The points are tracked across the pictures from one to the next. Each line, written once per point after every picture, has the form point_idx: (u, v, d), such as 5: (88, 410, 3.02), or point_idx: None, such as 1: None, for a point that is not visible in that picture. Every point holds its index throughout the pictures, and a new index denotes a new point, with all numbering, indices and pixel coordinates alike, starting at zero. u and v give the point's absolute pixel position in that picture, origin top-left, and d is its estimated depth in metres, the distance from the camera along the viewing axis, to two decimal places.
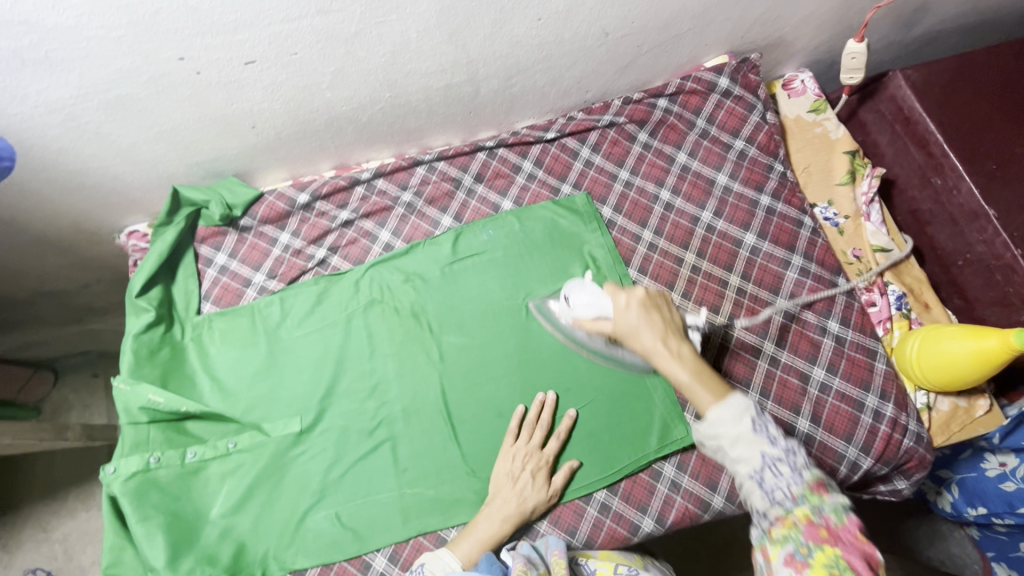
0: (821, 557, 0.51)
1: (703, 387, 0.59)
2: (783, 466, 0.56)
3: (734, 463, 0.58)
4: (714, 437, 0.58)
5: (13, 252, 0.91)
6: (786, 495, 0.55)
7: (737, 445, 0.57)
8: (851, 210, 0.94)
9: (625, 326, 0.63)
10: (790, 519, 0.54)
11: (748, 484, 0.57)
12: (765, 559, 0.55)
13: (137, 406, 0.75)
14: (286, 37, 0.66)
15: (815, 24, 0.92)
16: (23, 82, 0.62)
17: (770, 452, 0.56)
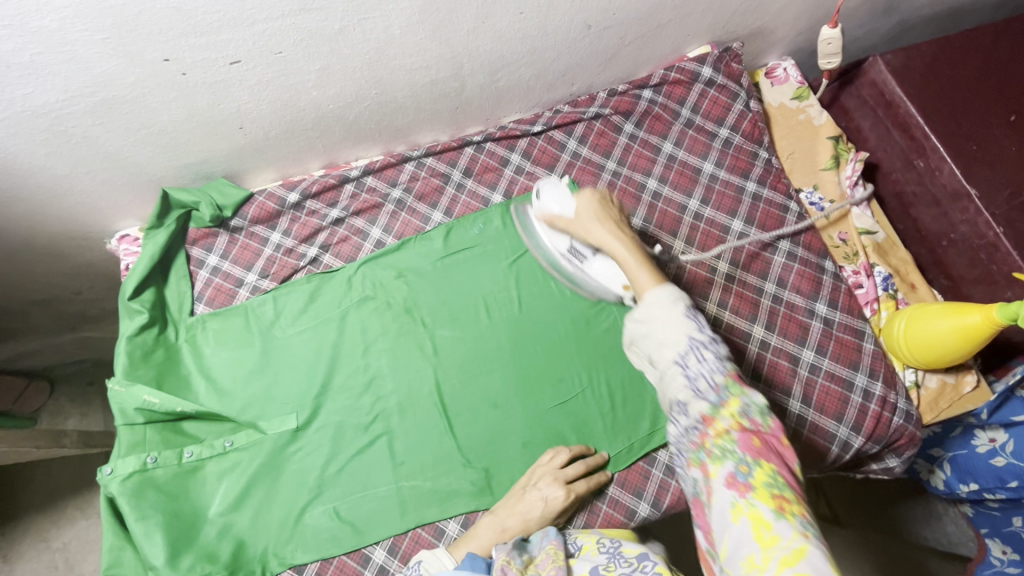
0: (759, 474, 0.49)
1: (642, 266, 0.60)
2: (708, 354, 0.54)
3: (659, 349, 0.56)
4: (646, 324, 0.57)
5: (4, 260, 0.92)
6: (711, 386, 0.53)
7: (662, 348, 0.55)
8: (836, 194, 0.95)
9: (580, 222, 0.68)
10: (722, 431, 0.52)
11: (676, 364, 0.54)
12: (703, 476, 0.52)
13: (133, 407, 0.75)
14: (271, 36, 0.66)
15: (795, 12, 0.93)
16: (8, 86, 0.62)
17: (698, 337, 0.54)
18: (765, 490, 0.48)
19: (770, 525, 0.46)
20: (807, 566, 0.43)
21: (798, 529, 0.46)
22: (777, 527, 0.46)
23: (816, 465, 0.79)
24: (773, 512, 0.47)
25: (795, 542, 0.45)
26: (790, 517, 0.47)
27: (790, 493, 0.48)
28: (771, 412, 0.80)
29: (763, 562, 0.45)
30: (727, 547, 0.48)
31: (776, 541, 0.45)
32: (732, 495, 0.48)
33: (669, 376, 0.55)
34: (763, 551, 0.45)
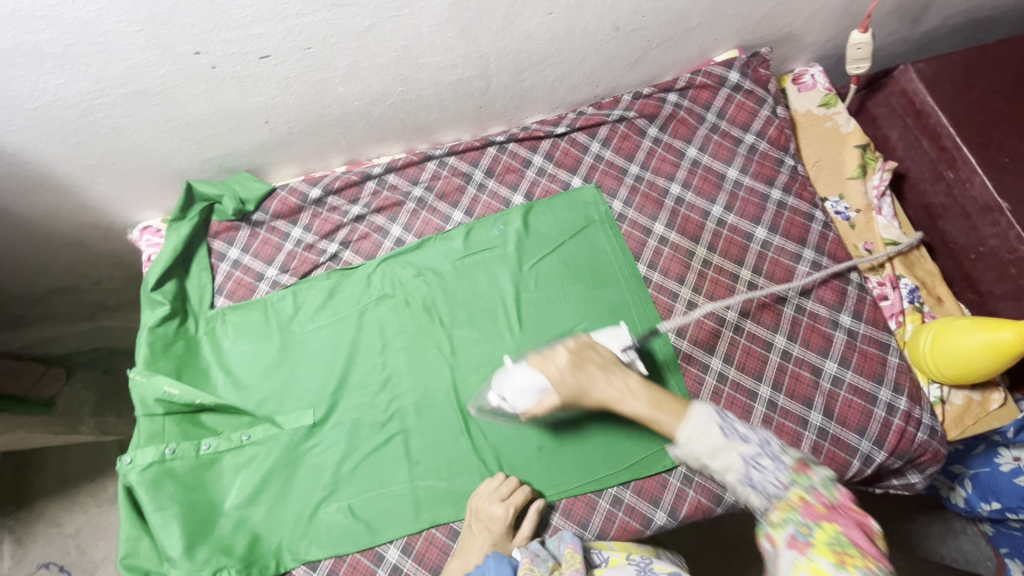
0: (821, 533, 0.51)
1: (662, 410, 0.58)
2: (766, 460, 0.55)
3: (707, 461, 0.55)
4: (691, 457, 0.56)
5: (29, 248, 0.93)
6: (778, 486, 0.54)
7: (717, 459, 0.55)
8: (862, 204, 0.93)
9: (569, 389, 0.61)
10: (785, 503, 0.53)
11: (731, 469, 0.55)
12: (769, 545, 0.53)
13: (153, 397, 0.76)
14: (301, 31, 0.66)
15: (826, 18, 0.92)
16: (41, 76, 0.62)
17: (749, 450, 0.55)
18: (825, 545, 0.50)
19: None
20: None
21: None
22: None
23: (836, 478, 0.78)
24: (833, 565, 0.49)
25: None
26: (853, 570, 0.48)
27: (854, 549, 0.50)
28: (791, 423, 0.79)
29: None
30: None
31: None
32: (794, 554, 0.51)
33: (727, 467, 0.55)
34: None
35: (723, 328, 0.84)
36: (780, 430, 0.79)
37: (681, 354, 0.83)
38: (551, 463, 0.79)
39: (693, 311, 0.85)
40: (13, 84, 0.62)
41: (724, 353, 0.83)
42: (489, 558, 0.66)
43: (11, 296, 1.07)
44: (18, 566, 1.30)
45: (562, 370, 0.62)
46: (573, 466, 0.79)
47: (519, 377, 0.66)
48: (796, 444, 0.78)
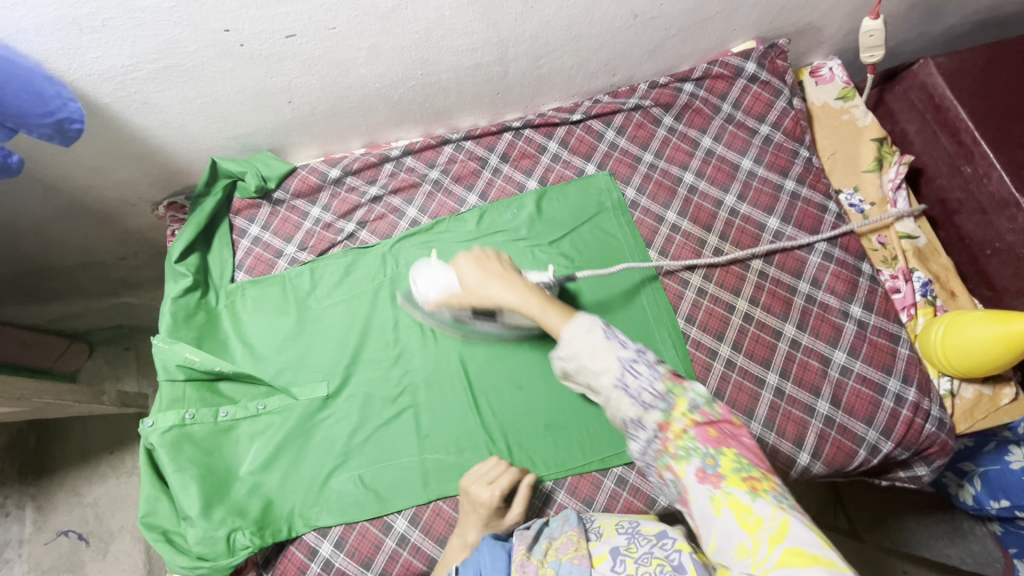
0: (726, 462, 0.56)
1: (551, 311, 0.66)
2: (640, 366, 0.60)
3: (598, 377, 0.61)
4: (572, 356, 0.62)
5: (60, 221, 0.96)
6: (654, 396, 0.59)
7: (595, 358, 0.61)
8: (877, 197, 0.93)
9: (469, 284, 0.71)
10: (680, 431, 0.58)
11: (608, 372, 0.60)
12: (675, 476, 0.57)
13: (175, 363, 0.78)
14: (326, 11, 0.68)
15: (845, 10, 0.92)
16: (79, 50, 0.65)
17: (625, 355, 0.60)
18: (733, 475, 0.54)
19: (750, 508, 0.52)
20: (793, 539, 0.50)
21: (775, 503, 0.52)
22: (757, 509, 0.52)
23: (842, 467, 0.78)
24: (748, 495, 0.53)
25: (777, 519, 0.51)
26: (764, 494, 0.53)
27: (756, 471, 0.55)
28: (798, 411, 0.79)
29: (753, 546, 0.51)
30: (716, 541, 0.53)
31: (761, 523, 0.52)
32: (709, 488, 0.55)
33: (600, 373, 0.61)
34: (751, 538, 0.51)
35: (732, 315, 0.85)
36: (787, 418, 0.79)
37: (689, 339, 0.84)
38: (556, 441, 0.80)
39: (702, 298, 0.86)
40: (52, 57, 0.65)
41: (732, 340, 0.84)
42: (483, 544, 0.67)
43: (40, 269, 1.11)
44: (39, 532, 1.35)
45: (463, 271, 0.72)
46: (580, 445, 0.80)
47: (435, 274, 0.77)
48: (802, 431, 0.79)
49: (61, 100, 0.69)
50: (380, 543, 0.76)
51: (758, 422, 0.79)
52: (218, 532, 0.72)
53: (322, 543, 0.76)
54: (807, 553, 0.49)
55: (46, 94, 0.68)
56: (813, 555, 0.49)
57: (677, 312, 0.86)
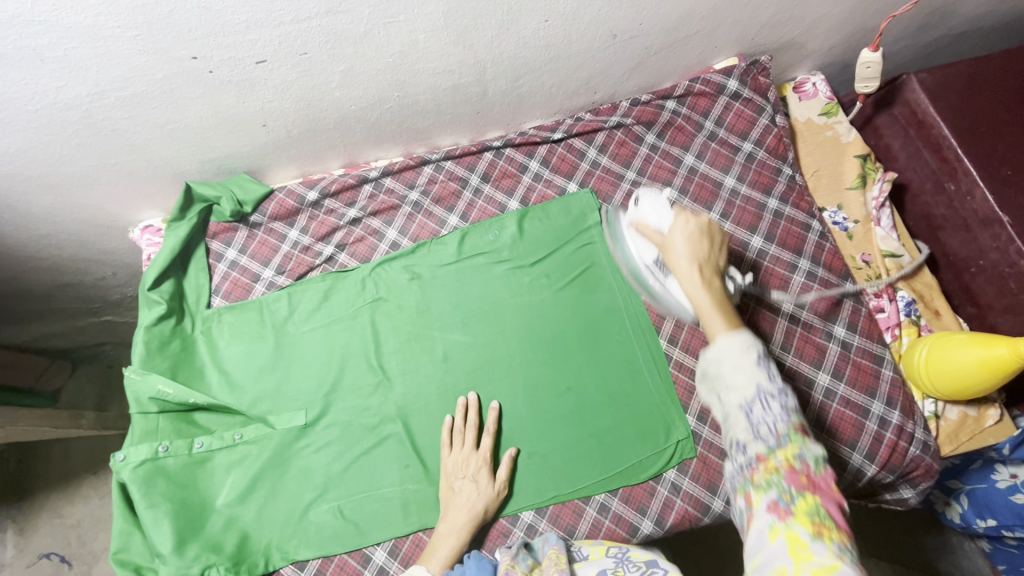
0: (801, 502, 0.49)
1: (716, 313, 0.59)
2: (774, 403, 0.53)
3: (723, 393, 0.56)
4: (716, 363, 0.57)
5: (32, 246, 0.94)
6: (770, 431, 0.53)
7: (736, 373, 0.55)
8: (861, 215, 0.92)
9: (671, 242, 0.65)
10: (770, 463, 0.52)
11: (734, 417, 0.55)
12: (745, 503, 0.52)
13: (147, 395, 0.76)
14: (296, 37, 0.67)
15: (827, 27, 0.91)
16: (42, 79, 0.64)
17: (767, 385, 0.54)
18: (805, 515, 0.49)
19: (805, 543, 0.47)
20: None
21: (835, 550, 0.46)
22: (813, 546, 0.47)
23: None
24: (810, 534, 0.47)
25: (829, 559, 0.45)
26: (830, 540, 0.47)
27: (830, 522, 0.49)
28: None
29: None
30: (758, 558, 0.49)
31: (812, 557, 0.46)
32: (772, 518, 0.49)
33: (731, 419, 0.55)
34: (794, 563, 0.46)
35: None
36: None
37: (673, 362, 0.84)
38: (539, 469, 0.79)
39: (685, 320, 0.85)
40: (13, 86, 0.63)
41: None
42: (471, 560, 0.67)
43: (16, 291, 1.09)
44: (20, 556, 1.32)
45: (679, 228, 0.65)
46: (562, 472, 0.79)
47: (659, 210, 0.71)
48: None
49: None
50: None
51: None
52: (192, 569, 0.71)
53: None
54: None
55: None
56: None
57: (660, 334, 0.85)
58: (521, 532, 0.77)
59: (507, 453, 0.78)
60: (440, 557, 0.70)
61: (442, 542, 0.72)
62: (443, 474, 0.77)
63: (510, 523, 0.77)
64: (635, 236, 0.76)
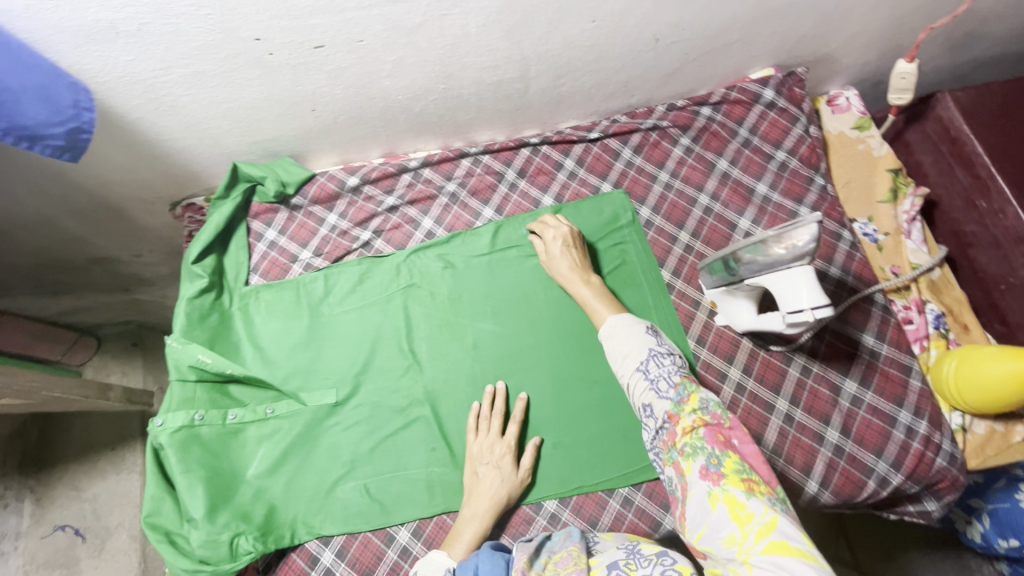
0: (729, 464, 0.54)
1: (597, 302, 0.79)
2: (665, 359, 0.64)
3: (624, 359, 0.65)
4: (609, 337, 0.69)
5: (79, 217, 0.97)
6: (669, 385, 0.62)
7: (631, 343, 0.66)
8: (891, 227, 0.92)
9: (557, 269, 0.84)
10: (689, 427, 0.58)
11: (637, 384, 0.63)
12: (679, 475, 0.57)
13: (187, 364, 0.78)
14: (355, 24, 0.70)
15: (864, 42, 0.93)
16: (113, 52, 0.66)
17: (659, 347, 0.65)
18: (735, 476, 0.52)
19: (743, 504, 0.51)
20: (780, 532, 0.48)
21: (768, 503, 0.50)
22: (749, 505, 0.50)
23: (850, 498, 0.77)
24: (745, 493, 0.51)
25: (767, 515, 0.49)
26: (759, 494, 0.51)
27: (756, 479, 0.53)
28: (807, 438, 0.79)
29: (743, 538, 0.49)
30: (705, 530, 0.51)
31: (751, 518, 0.50)
32: (708, 485, 0.53)
33: (633, 385, 0.64)
34: (741, 530, 0.49)
35: (743, 338, 0.84)
36: (796, 444, 0.79)
37: (699, 361, 0.84)
38: (564, 460, 0.80)
39: (713, 321, 0.86)
40: (86, 57, 0.66)
41: (742, 363, 0.84)
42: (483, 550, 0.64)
43: (56, 262, 1.12)
44: (36, 526, 1.34)
45: (559, 258, 0.84)
46: (587, 464, 0.79)
47: (808, 295, 0.66)
48: (811, 459, 0.78)
49: (76, 108, 0.68)
50: (382, 554, 0.76)
51: (767, 448, 0.79)
52: (221, 535, 0.72)
53: (324, 552, 0.76)
54: (791, 549, 0.47)
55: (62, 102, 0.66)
56: (797, 552, 0.47)
57: (688, 334, 0.86)
58: (544, 521, 0.77)
59: (533, 441, 0.79)
60: (458, 538, 0.71)
61: (464, 525, 0.73)
62: (469, 459, 0.78)
63: (534, 511, 0.78)
64: (794, 281, 0.67)
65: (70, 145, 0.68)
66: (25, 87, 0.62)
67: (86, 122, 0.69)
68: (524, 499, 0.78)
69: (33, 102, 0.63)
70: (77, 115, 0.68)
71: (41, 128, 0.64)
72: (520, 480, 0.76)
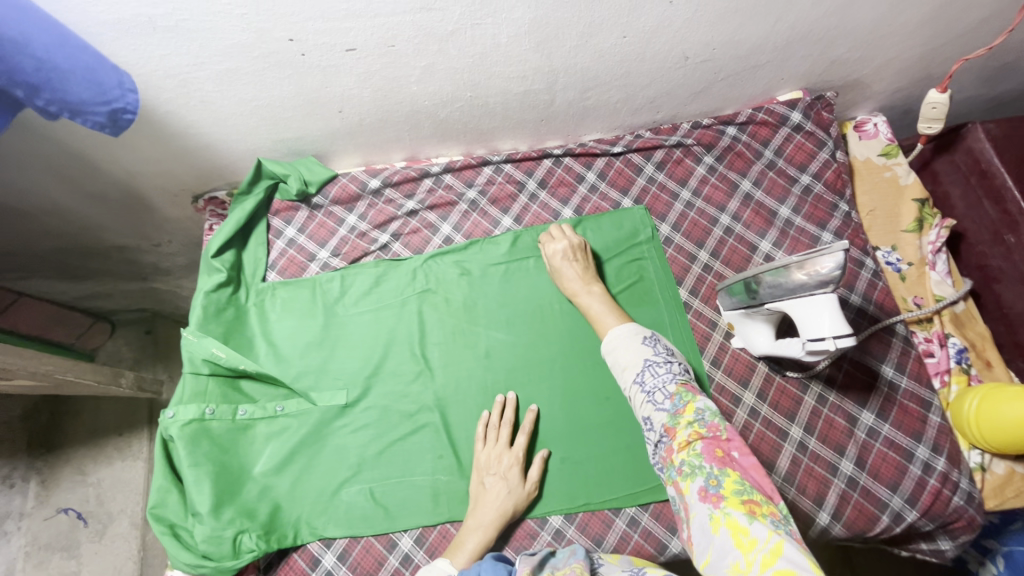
0: (728, 484, 0.50)
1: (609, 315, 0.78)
2: (662, 369, 0.62)
3: (622, 372, 0.64)
4: (613, 353, 0.67)
5: (103, 205, 0.99)
6: (668, 397, 0.59)
7: (629, 356, 0.65)
8: (915, 257, 0.91)
9: (561, 273, 0.84)
10: (685, 441, 0.55)
11: (634, 395, 0.62)
12: (679, 494, 0.53)
13: (201, 357, 0.78)
14: (388, 29, 0.70)
15: (896, 69, 0.92)
16: (150, 46, 0.67)
17: (654, 358, 0.63)
18: (733, 494, 0.49)
19: (746, 529, 0.46)
20: (785, 559, 0.43)
21: (772, 527, 0.46)
22: (753, 530, 0.46)
23: (862, 532, 0.75)
24: (746, 515, 0.47)
25: (770, 540, 0.44)
26: (762, 516, 0.47)
27: (756, 496, 0.49)
28: (820, 468, 0.77)
29: (747, 567, 0.44)
30: (709, 558, 0.47)
31: (755, 544, 0.45)
32: (708, 508, 0.49)
33: (635, 398, 0.62)
34: (744, 556, 0.45)
35: (758, 362, 0.83)
36: (809, 474, 0.77)
37: (713, 383, 0.83)
38: (571, 475, 0.79)
39: (729, 343, 0.85)
40: (122, 49, 0.67)
41: (757, 388, 0.82)
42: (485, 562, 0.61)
43: (78, 248, 1.13)
44: (40, 507, 1.35)
45: (565, 266, 0.84)
46: (594, 481, 0.78)
47: (829, 323, 0.65)
48: (823, 490, 0.76)
49: (121, 88, 0.63)
50: (383, 560, 0.75)
51: (779, 475, 0.77)
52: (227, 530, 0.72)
53: (326, 554, 0.76)
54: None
55: (106, 84, 0.61)
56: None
57: (703, 354, 0.85)
58: (548, 536, 0.77)
59: (540, 453, 0.78)
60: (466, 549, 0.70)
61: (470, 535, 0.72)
62: (475, 469, 0.77)
63: (538, 525, 0.77)
64: (816, 308, 0.66)
65: (111, 124, 0.63)
66: (72, 65, 0.56)
67: (130, 103, 0.64)
68: (530, 513, 0.77)
69: (80, 82, 0.58)
70: (122, 95, 0.63)
71: (81, 107, 0.59)
72: (527, 491, 0.75)
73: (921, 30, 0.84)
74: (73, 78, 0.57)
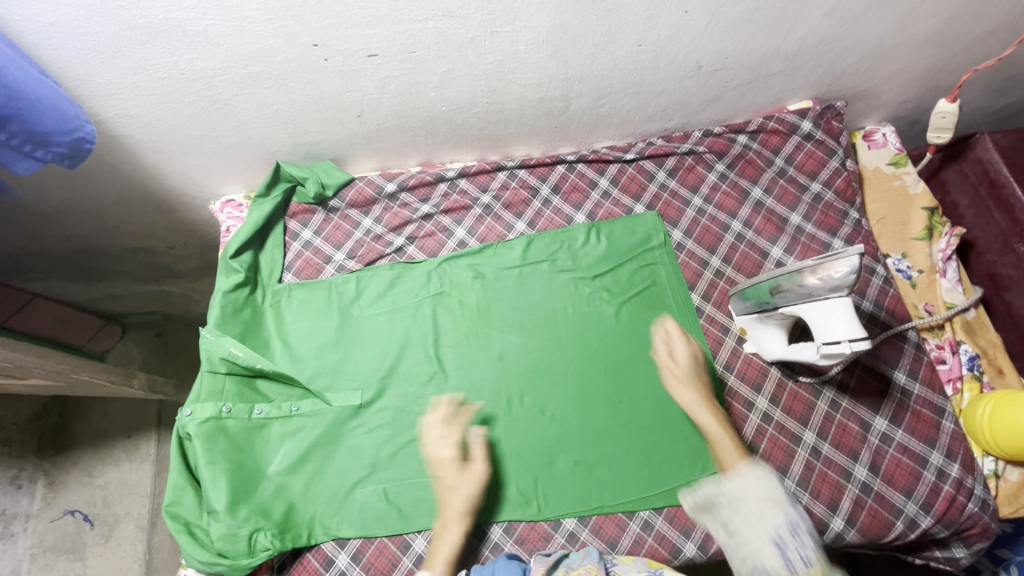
0: None
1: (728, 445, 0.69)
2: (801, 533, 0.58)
3: (757, 520, 0.59)
4: (738, 495, 0.62)
5: (121, 207, 1.00)
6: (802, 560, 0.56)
7: (771, 507, 0.60)
8: (926, 265, 0.91)
9: (679, 372, 0.76)
10: None
11: (764, 547, 0.58)
12: None
13: (218, 356, 0.79)
14: (410, 36, 0.72)
15: (905, 80, 0.94)
16: (178, 50, 0.69)
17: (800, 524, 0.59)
18: None
19: None
20: None
21: None
22: None
23: (877, 538, 0.75)
24: None
25: None
26: None
27: None
28: (834, 473, 0.77)
29: None
30: None
31: None
32: None
33: (760, 550, 0.58)
34: None
35: (771, 367, 0.84)
36: (822, 479, 0.77)
37: (726, 387, 0.83)
38: (586, 479, 0.79)
39: (742, 348, 0.85)
40: (151, 53, 0.69)
41: (769, 392, 0.83)
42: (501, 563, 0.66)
43: (94, 250, 1.15)
44: (46, 509, 1.35)
45: (678, 353, 0.78)
46: (608, 484, 0.78)
47: (844, 326, 0.66)
48: (837, 495, 0.76)
49: (78, 119, 0.68)
50: (397, 561, 0.75)
51: (792, 480, 0.78)
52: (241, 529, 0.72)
53: (339, 554, 0.76)
54: None
55: (67, 113, 0.66)
56: None
57: (715, 359, 0.85)
58: (562, 539, 0.77)
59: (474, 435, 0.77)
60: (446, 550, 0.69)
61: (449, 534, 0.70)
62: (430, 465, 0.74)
63: (552, 527, 0.77)
64: (831, 311, 0.66)
65: (72, 154, 0.68)
66: (37, 95, 0.62)
67: (88, 133, 0.69)
68: (542, 515, 0.77)
69: (45, 110, 0.63)
70: (80, 125, 0.68)
71: (48, 137, 0.64)
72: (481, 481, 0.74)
73: (930, 41, 0.86)
74: (39, 107, 0.62)
